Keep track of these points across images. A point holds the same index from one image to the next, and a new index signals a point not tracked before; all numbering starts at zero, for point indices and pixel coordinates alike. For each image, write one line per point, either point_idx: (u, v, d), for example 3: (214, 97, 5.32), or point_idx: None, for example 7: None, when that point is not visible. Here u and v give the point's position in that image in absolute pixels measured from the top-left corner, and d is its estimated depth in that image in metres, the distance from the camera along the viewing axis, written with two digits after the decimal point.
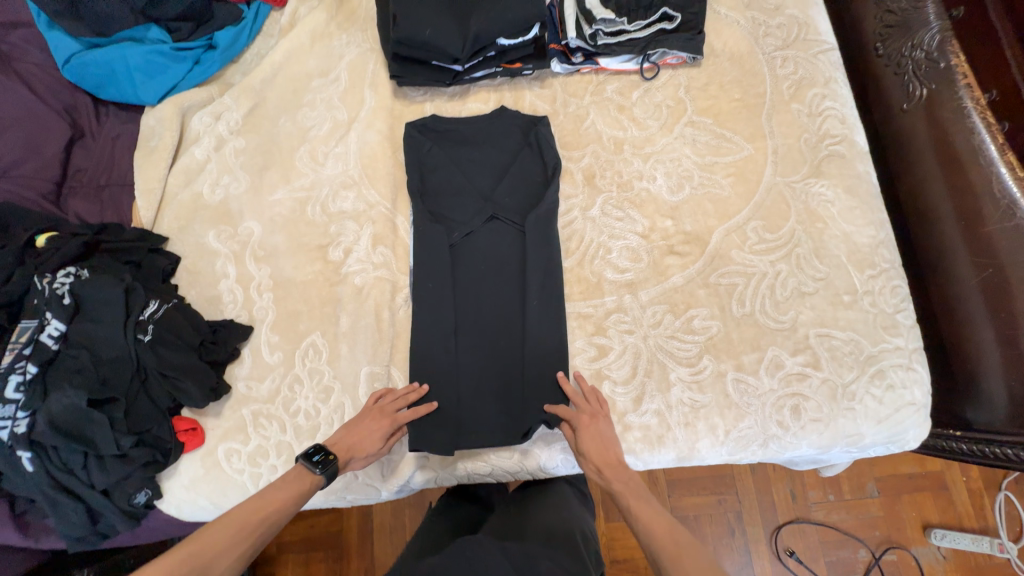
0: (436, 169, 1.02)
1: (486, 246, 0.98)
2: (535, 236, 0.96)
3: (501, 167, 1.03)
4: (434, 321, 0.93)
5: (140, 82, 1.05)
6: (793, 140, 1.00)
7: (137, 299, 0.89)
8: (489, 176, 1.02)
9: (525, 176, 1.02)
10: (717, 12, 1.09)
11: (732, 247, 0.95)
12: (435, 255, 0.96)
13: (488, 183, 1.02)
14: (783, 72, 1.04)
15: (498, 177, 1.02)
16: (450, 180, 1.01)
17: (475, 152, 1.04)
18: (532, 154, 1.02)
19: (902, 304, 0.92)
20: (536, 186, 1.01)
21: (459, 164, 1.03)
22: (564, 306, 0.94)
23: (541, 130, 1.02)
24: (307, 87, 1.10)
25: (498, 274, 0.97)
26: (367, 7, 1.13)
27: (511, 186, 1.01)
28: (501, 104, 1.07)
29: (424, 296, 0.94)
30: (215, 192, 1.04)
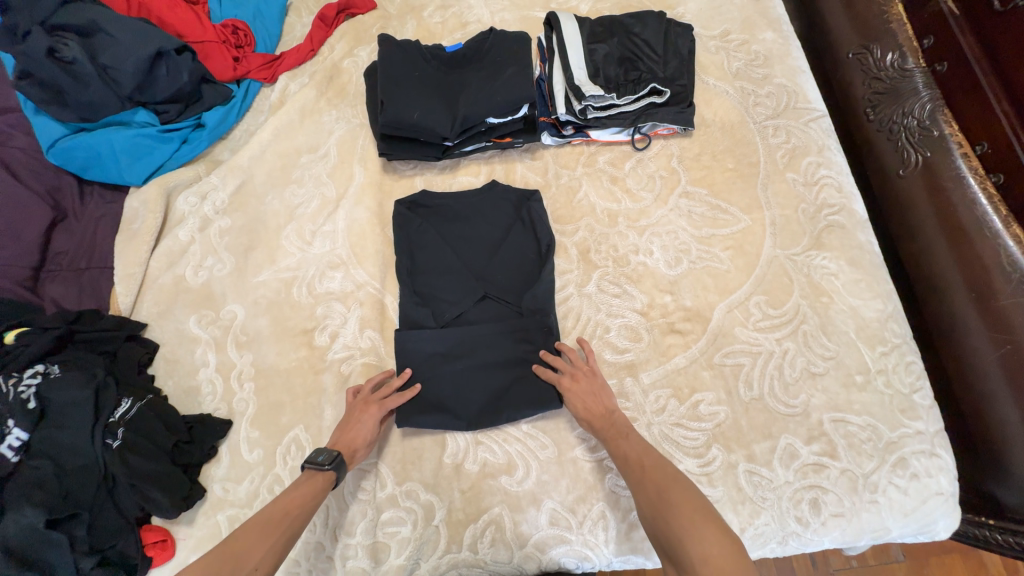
0: (425, 244, 0.99)
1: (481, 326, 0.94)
2: (530, 318, 0.92)
3: (492, 244, 1.00)
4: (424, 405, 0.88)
5: (125, 163, 1.03)
6: (789, 211, 0.98)
7: (108, 399, 0.83)
8: (479, 254, 0.99)
9: (518, 253, 0.98)
10: (706, 82, 1.09)
11: (735, 325, 0.91)
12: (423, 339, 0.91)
13: (480, 260, 0.99)
14: (775, 141, 1.03)
15: (489, 255, 0.99)
16: (439, 258, 0.98)
17: (465, 227, 1.01)
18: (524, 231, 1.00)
19: (918, 383, 0.87)
20: (529, 263, 0.98)
21: (450, 240, 1.00)
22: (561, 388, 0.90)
23: (532, 206, 1.01)
24: (295, 163, 1.09)
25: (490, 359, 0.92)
26: (357, 83, 1.14)
27: (503, 265, 0.98)
28: (491, 178, 1.06)
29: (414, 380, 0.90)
30: (198, 275, 1.01)
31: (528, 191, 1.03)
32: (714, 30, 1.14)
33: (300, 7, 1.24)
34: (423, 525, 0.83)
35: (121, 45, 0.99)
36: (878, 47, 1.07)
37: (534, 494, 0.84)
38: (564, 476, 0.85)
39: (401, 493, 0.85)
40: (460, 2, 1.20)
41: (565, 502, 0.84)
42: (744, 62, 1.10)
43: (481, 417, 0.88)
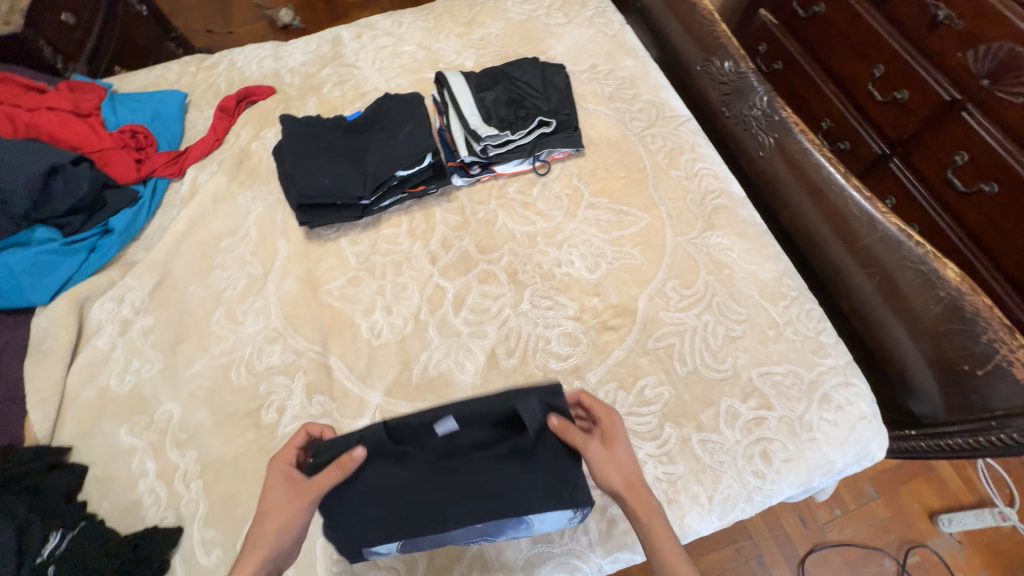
0: (376, 506, 0.69)
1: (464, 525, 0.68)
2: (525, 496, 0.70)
3: (480, 489, 0.69)
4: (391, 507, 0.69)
5: (27, 285, 0.98)
6: (681, 203, 1.11)
7: (34, 537, 0.76)
8: (461, 509, 0.68)
9: (519, 494, 0.69)
10: (586, 108, 1.24)
11: (659, 310, 1.00)
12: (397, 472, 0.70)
13: (454, 492, 0.69)
14: (654, 147, 1.18)
15: (467, 482, 0.70)
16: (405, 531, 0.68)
17: (423, 485, 0.69)
18: (528, 460, 0.71)
19: (819, 325, 0.99)
20: (537, 501, 0.69)
21: (419, 504, 0.69)
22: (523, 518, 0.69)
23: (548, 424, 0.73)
24: (216, 249, 1.09)
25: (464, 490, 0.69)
26: (268, 163, 1.18)
27: (498, 505, 0.69)
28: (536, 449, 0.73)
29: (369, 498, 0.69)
30: (124, 380, 0.96)
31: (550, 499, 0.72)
32: (583, 65, 1.31)
33: (199, 103, 1.28)
34: None
35: (8, 169, 0.97)
36: (717, 58, 1.28)
37: None
38: None
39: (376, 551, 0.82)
40: (356, 76, 1.30)
41: None
42: (615, 86, 1.27)
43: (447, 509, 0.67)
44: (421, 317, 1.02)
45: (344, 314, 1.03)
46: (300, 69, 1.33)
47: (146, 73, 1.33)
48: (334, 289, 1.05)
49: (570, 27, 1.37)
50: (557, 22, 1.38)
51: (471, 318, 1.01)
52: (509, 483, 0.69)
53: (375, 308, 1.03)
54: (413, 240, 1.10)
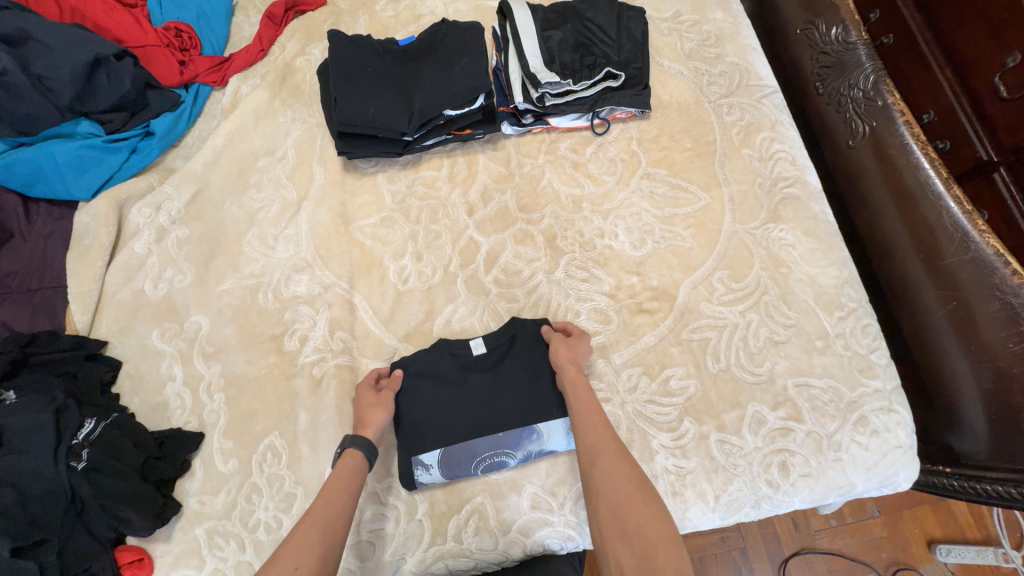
0: (410, 404, 0.86)
1: (489, 432, 0.83)
2: (530, 412, 0.84)
3: (499, 397, 0.86)
4: (423, 412, 0.85)
5: (70, 178, 0.98)
6: (747, 185, 1.00)
7: (70, 420, 0.80)
8: (485, 415, 0.85)
9: (529, 406, 0.85)
10: (661, 64, 1.10)
11: (700, 300, 0.93)
12: (430, 376, 0.88)
13: (478, 403, 0.85)
14: (730, 119, 1.05)
15: (489, 393, 0.86)
16: (443, 439, 0.83)
17: (453, 395, 0.86)
18: (539, 378, 0.87)
19: (874, 343, 0.90)
20: (544, 411, 0.84)
21: (451, 411, 0.85)
22: (527, 430, 0.83)
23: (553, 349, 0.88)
24: (253, 167, 1.06)
25: (479, 405, 0.85)
26: (312, 82, 1.11)
27: (513, 414, 0.84)
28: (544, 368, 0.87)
29: (408, 397, 0.87)
30: (158, 287, 0.98)
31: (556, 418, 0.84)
32: (665, 13, 1.15)
33: (247, 7, 1.20)
34: (407, 519, 0.84)
35: (53, 53, 0.93)
36: (823, 21, 1.09)
37: (515, 480, 0.85)
38: (542, 459, 0.85)
39: (384, 488, 0.86)
40: None
41: (546, 484, 0.85)
42: (697, 42, 1.12)
43: (464, 424, 0.84)
44: (450, 269, 0.99)
45: (373, 254, 1.00)
46: None
47: None
48: (366, 227, 1.02)
49: None
50: None
51: (501, 279, 0.98)
52: (522, 396, 0.85)
53: (405, 253, 1.00)
54: (451, 186, 1.05)
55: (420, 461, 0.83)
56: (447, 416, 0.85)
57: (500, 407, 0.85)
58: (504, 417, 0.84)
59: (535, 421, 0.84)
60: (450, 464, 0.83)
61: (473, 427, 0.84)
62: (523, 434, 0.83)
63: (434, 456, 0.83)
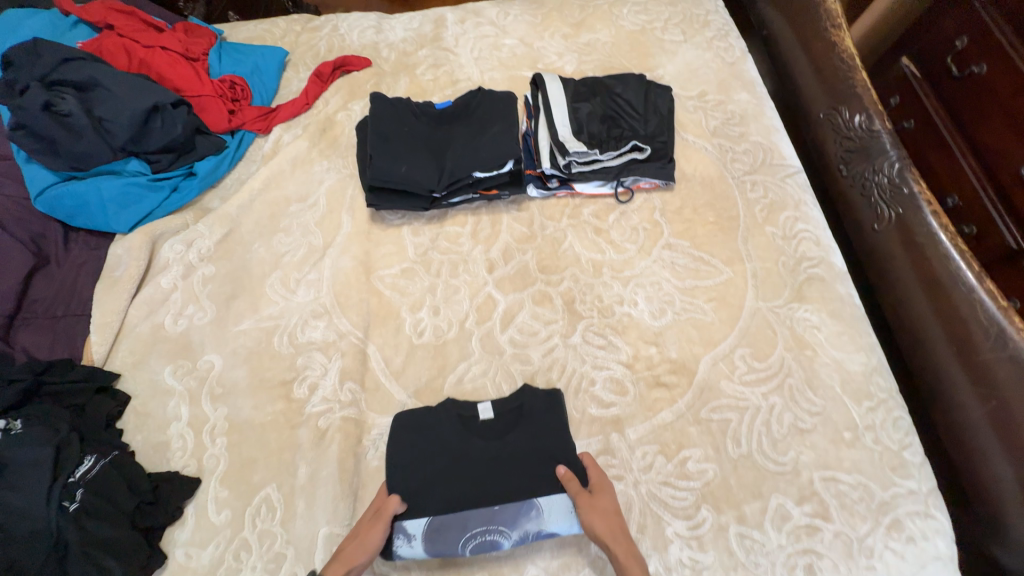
0: (405, 462, 0.83)
1: (482, 504, 0.79)
2: (529, 488, 0.80)
3: (496, 465, 0.82)
4: (417, 473, 0.82)
5: (112, 212, 1.03)
6: (770, 262, 1.00)
7: (70, 457, 0.79)
8: (480, 484, 0.81)
9: (529, 481, 0.81)
10: (686, 139, 1.13)
11: (721, 378, 0.90)
12: (431, 434, 0.86)
13: (476, 470, 0.82)
14: (754, 196, 1.06)
15: (488, 460, 0.83)
16: (434, 505, 0.79)
17: (451, 458, 0.83)
18: (543, 451, 0.84)
19: (906, 439, 0.85)
20: (542, 488, 0.80)
21: (446, 475, 0.81)
22: (523, 509, 0.78)
23: (557, 417, 0.87)
24: (284, 212, 1.09)
25: (478, 473, 0.82)
26: (350, 135, 1.17)
27: (509, 485, 0.81)
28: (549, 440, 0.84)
29: (406, 453, 0.84)
30: (178, 323, 0.99)
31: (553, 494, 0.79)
32: (691, 91, 1.20)
33: (298, 63, 1.28)
34: None
35: (117, 100, 1.01)
36: (846, 108, 1.12)
37: (517, 560, 0.79)
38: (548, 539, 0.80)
39: (381, 560, 0.80)
40: (452, 62, 1.26)
41: (550, 568, 0.79)
42: (721, 120, 1.16)
43: (458, 493, 0.80)
44: (467, 326, 0.98)
45: (391, 304, 1.01)
46: (399, 45, 1.30)
47: (255, 25, 1.34)
48: (386, 276, 1.03)
49: (685, 46, 1.26)
50: (672, 39, 1.27)
51: (516, 339, 0.96)
52: (520, 466, 0.82)
53: (423, 305, 1.00)
54: (474, 243, 1.06)
55: (403, 529, 0.78)
56: (441, 481, 0.81)
57: (498, 478, 0.81)
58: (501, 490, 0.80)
59: (534, 499, 0.79)
60: (436, 539, 0.77)
61: (467, 495, 0.80)
62: (517, 510, 0.78)
63: (419, 525, 0.78)
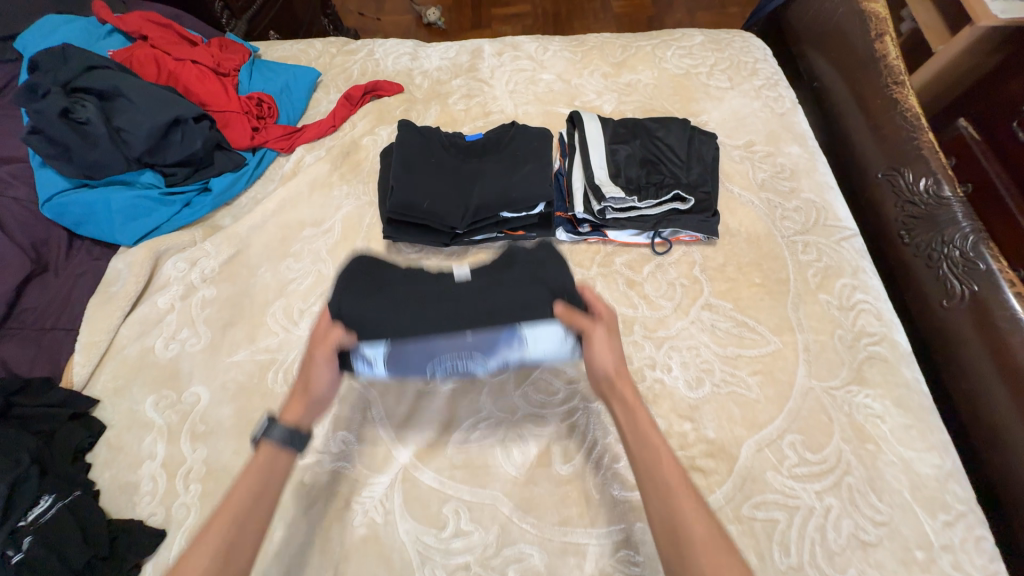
0: (360, 294, 0.65)
1: (452, 329, 0.61)
2: (526, 289, 0.64)
3: (473, 316, 0.62)
4: (368, 327, 0.61)
5: (118, 223, 0.98)
6: (825, 336, 0.89)
7: (26, 495, 0.71)
8: (451, 310, 0.62)
9: (518, 296, 0.63)
10: (731, 190, 1.05)
11: (767, 467, 0.78)
12: (399, 280, 0.69)
13: (449, 296, 0.64)
14: (806, 258, 0.97)
15: (469, 291, 0.64)
16: (394, 334, 0.61)
17: (416, 297, 0.64)
18: (530, 284, 0.65)
19: (993, 567, 0.71)
20: (532, 309, 0.63)
21: (406, 321, 0.61)
22: (503, 326, 0.62)
23: (556, 263, 0.70)
24: (296, 236, 1.03)
25: (450, 293, 0.65)
26: (373, 161, 1.12)
27: (492, 318, 0.62)
28: (542, 264, 0.69)
29: (356, 288, 0.65)
30: (169, 347, 0.91)
31: (546, 324, 0.62)
32: (738, 140, 1.13)
33: (329, 85, 1.24)
34: None
35: (138, 111, 0.98)
36: (910, 171, 1.03)
37: None
38: None
39: None
40: (486, 93, 1.22)
41: None
42: (770, 173, 1.07)
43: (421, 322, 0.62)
44: (479, 377, 0.89)
45: None
46: (433, 73, 1.27)
47: (292, 45, 1.33)
48: None
49: (731, 93, 1.20)
50: (718, 85, 1.21)
51: (533, 398, 0.86)
52: (506, 296, 0.63)
53: None
54: None
55: (363, 354, 0.62)
56: (403, 313, 0.62)
57: (478, 297, 0.63)
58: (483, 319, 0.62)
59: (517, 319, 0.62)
60: (398, 361, 0.63)
61: (435, 307, 0.63)
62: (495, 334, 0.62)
63: (378, 351, 0.62)
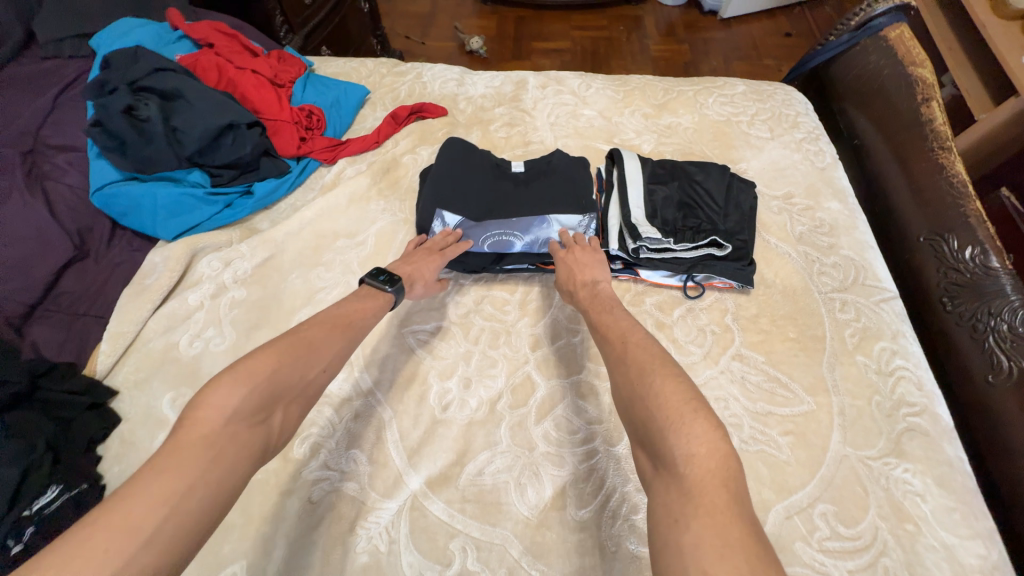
0: (446, 188, 0.99)
1: (507, 213, 0.97)
2: (559, 201, 0.98)
3: (523, 206, 0.98)
4: (459, 185, 0.99)
5: (161, 218, 1.00)
6: (862, 401, 0.85)
7: (32, 486, 0.70)
8: (508, 193, 1.00)
9: (551, 193, 0.99)
10: (767, 241, 1.04)
11: (795, 538, 0.73)
12: (469, 167, 1.01)
13: (503, 194, 0.99)
14: (843, 317, 0.94)
15: (513, 192, 1.00)
16: (469, 206, 0.98)
17: (485, 180, 1.00)
18: (565, 177, 1.01)
19: None
20: (561, 210, 0.97)
21: (480, 193, 0.99)
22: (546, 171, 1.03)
23: (582, 172, 1.01)
24: (330, 246, 1.04)
25: (505, 189, 1.01)
26: (412, 178, 1.13)
27: (534, 208, 0.98)
28: (577, 171, 1.01)
29: (450, 154, 1.02)
30: (193, 345, 0.91)
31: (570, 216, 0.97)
32: (777, 191, 1.12)
33: (376, 102, 1.28)
34: None
35: (195, 114, 1.02)
36: (954, 237, 1.00)
37: None
38: None
39: None
40: (528, 123, 1.24)
41: None
42: (809, 227, 1.06)
43: (490, 199, 0.99)
44: (498, 407, 0.87)
45: (419, 366, 0.91)
46: (478, 99, 1.30)
47: (345, 62, 1.38)
48: (421, 333, 0.94)
49: (771, 143, 1.20)
50: (759, 134, 1.22)
51: (552, 435, 0.83)
52: (543, 205, 0.98)
53: (453, 374, 0.90)
54: (521, 314, 0.97)
55: (442, 217, 0.98)
56: (477, 207, 0.98)
57: (523, 192, 1.00)
58: (526, 211, 0.97)
59: (554, 198, 0.99)
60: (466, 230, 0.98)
61: (498, 207, 0.98)
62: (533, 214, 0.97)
63: (456, 217, 0.98)
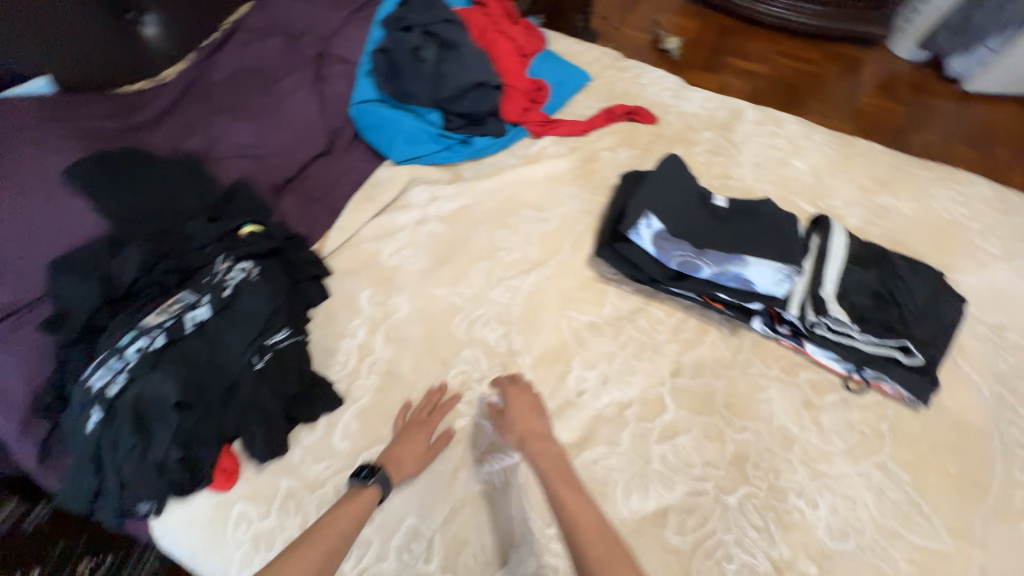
0: (653, 196, 1.02)
1: (707, 241, 0.97)
2: (763, 244, 0.96)
3: (725, 240, 0.97)
4: (666, 198, 1.02)
5: (396, 142, 1.17)
6: (1009, 568, 0.79)
7: (276, 322, 0.91)
8: (712, 222, 1.01)
9: (758, 234, 0.98)
10: (958, 365, 0.96)
11: None
12: (680, 187, 1.04)
13: (706, 222, 1.00)
14: (1019, 477, 0.86)
15: (716, 223, 1.01)
16: (671, 220, 0.99)
17: (691, 203, 1.03)
18: (774, 224, 0.99)
19: None
20: (764, 255, 0.94)
21: (684, 213, 1.01)
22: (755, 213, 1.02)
23: (793, 227, 0.99)
24: (518, 212, 1.14)
25: (708, 217, 1.02)
26: (607, 175, 1.19)
27: (735, 243, 0.96)
28: (788, 224, 0.99)
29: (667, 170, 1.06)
30: (393, 257, 1.08)
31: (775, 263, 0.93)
32: (987, 317, 1.02)
33: (592, 92, 1.34)
34: None
35: (455, 64, 1.16)
36: None
37: None
38: None
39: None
40: (732, 157, 1.22)
41: None
42: (1013, 369, 0.96)
43: (692, 222, 1.00)
44: (627, 413, 0.93)
45: (567, 348, 0.99)
46: (689, 117, 1.30)
47: (574, 44, 1.44)
48: (576, 320, 1.02)
49: (1001, 263, 1.07)
50: (989, 249, 1.09)
51: (669, 459, 0.88)
52: (746, 243, 0.96)
53: (595, 367, 0.97)
54: (671, 338, 1.01)
55: (646, 219, 0.99)
56: (679, 224, 1.00)
57: (726, 226, 1.00)
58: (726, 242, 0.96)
59: (759, 240, 0.97)
60: (661, 241, 0.98)
61: (698, 231, 0.99)
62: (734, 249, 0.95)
63: (656, 226, 0.99)
